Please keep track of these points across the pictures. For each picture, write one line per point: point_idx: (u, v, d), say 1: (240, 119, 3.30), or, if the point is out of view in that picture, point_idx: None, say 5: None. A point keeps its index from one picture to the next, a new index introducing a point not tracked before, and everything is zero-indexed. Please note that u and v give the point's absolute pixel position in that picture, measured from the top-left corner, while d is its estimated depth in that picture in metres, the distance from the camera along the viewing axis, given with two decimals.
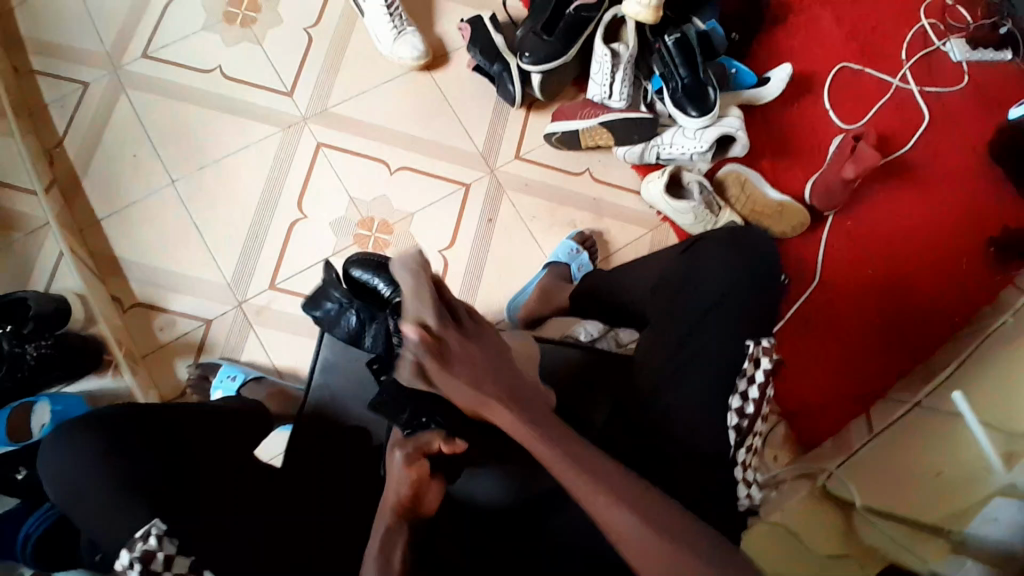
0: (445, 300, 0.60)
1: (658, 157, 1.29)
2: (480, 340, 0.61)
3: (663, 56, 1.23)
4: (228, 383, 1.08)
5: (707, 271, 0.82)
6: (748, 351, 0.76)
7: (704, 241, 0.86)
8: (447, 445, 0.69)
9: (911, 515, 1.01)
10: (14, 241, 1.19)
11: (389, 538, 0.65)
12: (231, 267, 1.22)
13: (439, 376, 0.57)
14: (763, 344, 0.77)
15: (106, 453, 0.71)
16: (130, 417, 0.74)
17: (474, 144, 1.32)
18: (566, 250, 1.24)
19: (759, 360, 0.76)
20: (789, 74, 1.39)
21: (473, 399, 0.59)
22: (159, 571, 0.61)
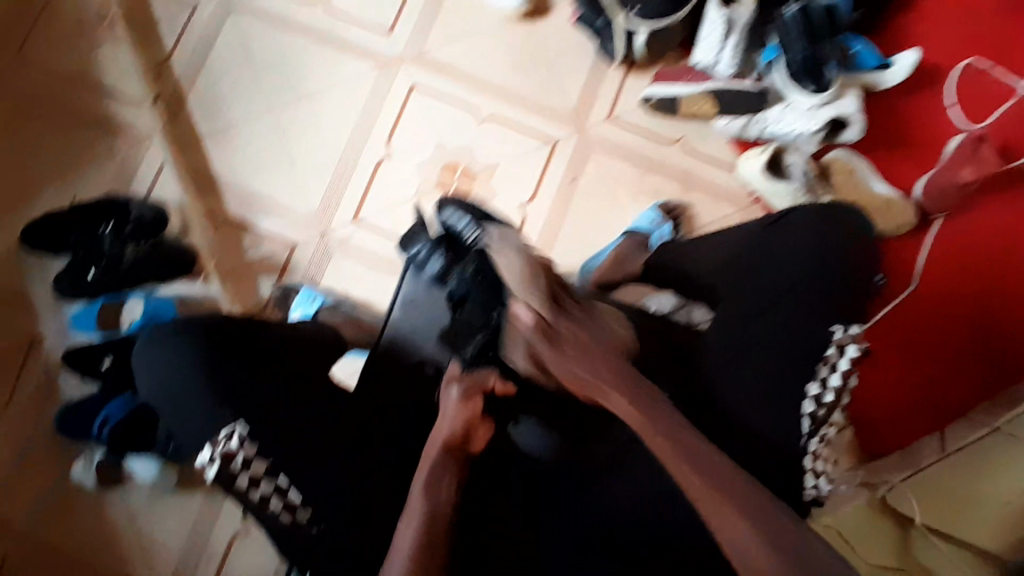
0: (553, 293, 0.72)
1: (761, 134, 1.21)
2: (585, 326, 0.71)
3: (782, 27, 1.15)
4: (308, 305, 1.13)
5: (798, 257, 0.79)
6: (834, 337, 0.78)
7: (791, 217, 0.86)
8: (499, 385, 0.75)
9: (973, 540, 1.03)
10: (119, 148, 1.26)
11: (439, 470, 0.70)
12: (318, 197, 1.25)
13: (553, 361, 0.68)
14: (850, 332, 0.79)
15: (197, 358, 0.75)
16: (220, 322, 0.78)
17: (567, 100, 1.28)
18: (649, 220, 1.21)
19: (844, 348, 0.78)
20: (915, 60, 1.25)
21: (584, 380, 0.68)
22: (239, 469, 0.69)
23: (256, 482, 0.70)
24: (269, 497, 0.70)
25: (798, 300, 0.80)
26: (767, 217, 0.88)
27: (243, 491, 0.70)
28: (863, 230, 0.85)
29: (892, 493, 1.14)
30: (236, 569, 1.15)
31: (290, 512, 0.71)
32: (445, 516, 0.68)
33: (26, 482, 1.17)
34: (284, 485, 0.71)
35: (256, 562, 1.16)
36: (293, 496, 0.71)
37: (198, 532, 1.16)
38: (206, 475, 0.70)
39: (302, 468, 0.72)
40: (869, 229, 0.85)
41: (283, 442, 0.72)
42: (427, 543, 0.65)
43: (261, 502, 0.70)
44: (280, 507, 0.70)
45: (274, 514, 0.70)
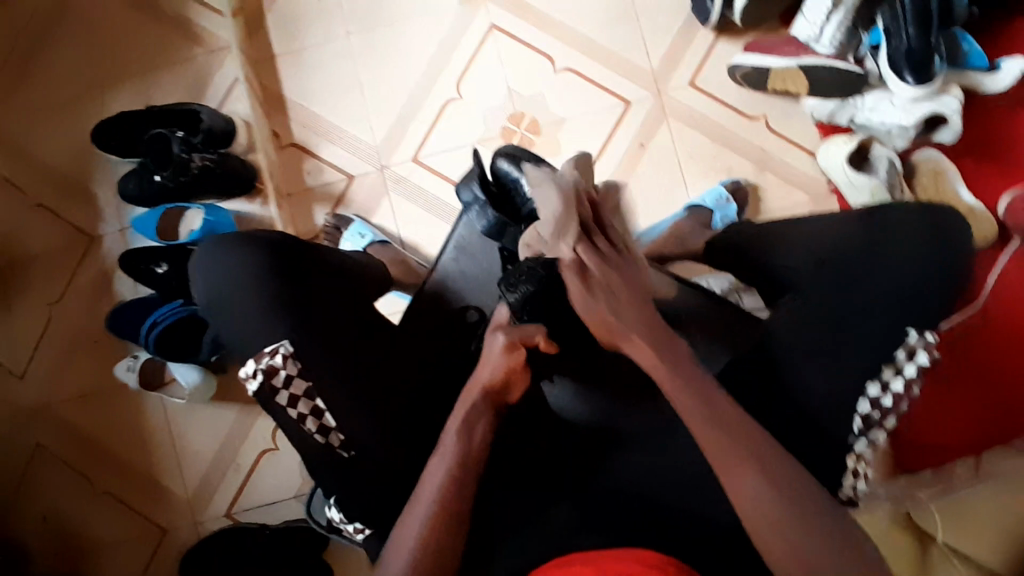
0: (588, 225, 0.62)
1: (850, 121, 1.15)
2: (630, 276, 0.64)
3: (894, 9, 1.04)
4: (358, 239, 1.13)
5: None
6: (908, 340, 0.75)
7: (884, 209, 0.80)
8: (545, 342, 0.71)
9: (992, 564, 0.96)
10: (196, 55, 1.26)
11: (473, 416, 0.69)
12: (383, 131, 1.23)
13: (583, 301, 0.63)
14: (927, 339, 0.75)
15: (262, 272, 0.75)
16: (290, 242, 0.78)
17: (650, 62, 1.23)
18: (715, 198, 1.16)
19: (915, 354, 0.75)
20: None
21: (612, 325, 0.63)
22: (279, 386, 0.69)
23: (294, 401, 0.70)
24: (305, 415, 0.70)
25: (872, 293, 0.76)
26: (856, 211, 0.81)
27: (281, 409, 0.69)
28: (956, 239, 0.78)
29: (919, 511, 1.08)
30: (259, 486, 1.19)
31: (324, 434, 0.70)
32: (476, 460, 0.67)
33: (77, 371, 1.22)
34: (321, 407, 0.71)
35: (278, 482, 1.19)
36: (328, 420, 0.70)
37: (228, 445, 1.19)
38: (249, 389, 0.71)
39: (345, 393, 0.72)
40: (963, 241, 0.78)
41: (330, 366, 0.72)
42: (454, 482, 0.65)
43: (298, 421, 0.70)
44: (315, 428, 0.70)
45: (309, 434, 0.70)
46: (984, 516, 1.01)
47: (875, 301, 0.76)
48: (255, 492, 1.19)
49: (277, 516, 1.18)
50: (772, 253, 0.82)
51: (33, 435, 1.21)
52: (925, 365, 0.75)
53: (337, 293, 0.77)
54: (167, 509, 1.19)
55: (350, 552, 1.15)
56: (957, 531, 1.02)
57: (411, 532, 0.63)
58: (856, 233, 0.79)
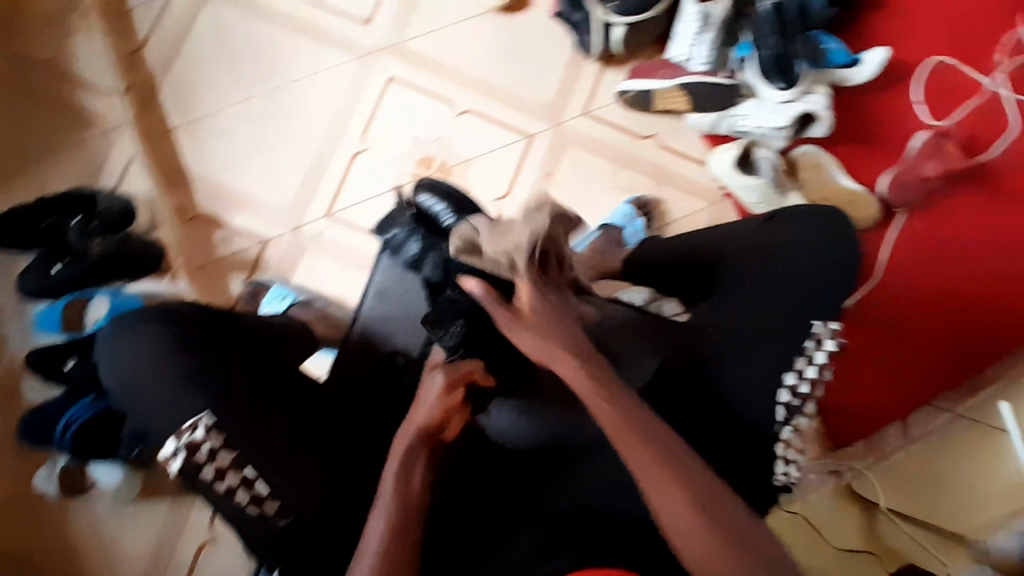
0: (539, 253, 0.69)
1: (731, 129, 1.23)
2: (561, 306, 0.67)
3: (756, 22, 1.17)
4: (277, 302, 1.11)
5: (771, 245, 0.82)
6: (813, 330, 0.78)
7: (781, 217, 0.85)
8: (482, 376, 0.71)
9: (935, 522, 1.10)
10: (88, 138, 1.22)
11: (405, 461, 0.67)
12: (293, 191, 1.23)
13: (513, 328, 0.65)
14: (829, 326, 0.78)
15: (172, 348, 0.73)
16: (195, 315, 0.76)
17: (544, 96, 1.29)
18: (622, 215, 1.22)
19: (822, 341, 0.78)
20: (886, 57, 1.27)
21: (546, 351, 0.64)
22: (204, 460, 0.67)
23: (221, 473, 0.68)
24: (236, 487, 0.68)
25: (768, 287, 0.81)
26: (758, 219, 0.86)
27: (208, 483, 0.68)
28: (841, 231, 0.83)
29: (857, 479, 1.17)
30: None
31: (257, 505, 0.69)
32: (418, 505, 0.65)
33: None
34: (251, 476, 0.69)
35: (225, 569, 1.12)
36: (260, 488, 0.69)
37: (165, 541, 1.13)
38: (171, 468, 0.68)
39: (274, 461, 0.70)
40: (845, 230, 0.84)
41: (255, 436, 0.70)
42: (396, 537, 0.62)
43: (227, 494, 0.68)
44: (247, 498, 0.69)
45: (241, 506, 0.69)
46: (921, 478, 1.15)
47: (775, 294, 0.81)
48: None
49: None
50: (682, 263, 0.87)
51: None
52: (833, 352, 0.78)
53: (255, 358, 0.76)
54: None
55: None
56: (895, 493, 1.14)
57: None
58: (745, 236, 0.85)
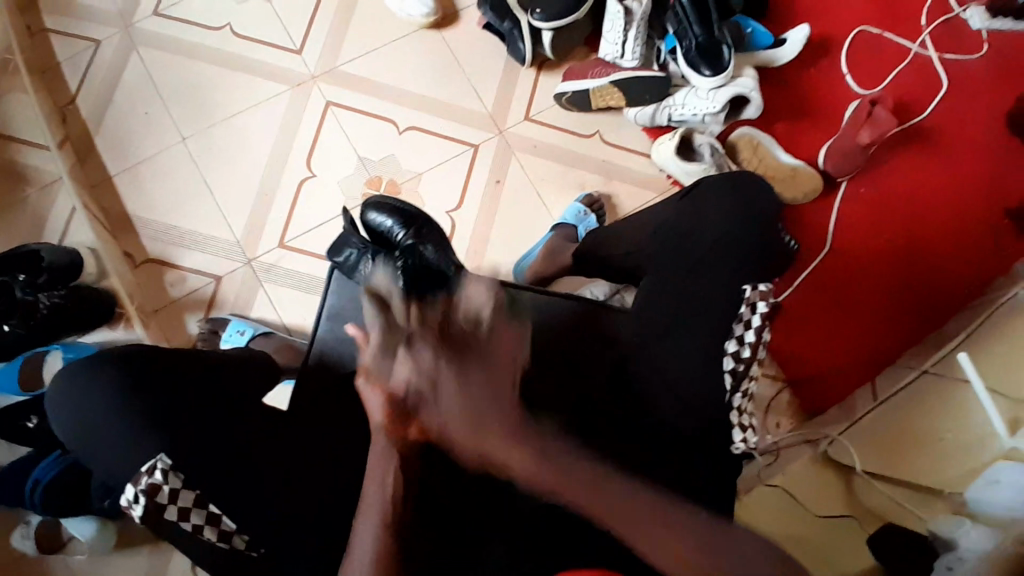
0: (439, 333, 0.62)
1: (669, 119, 1.27)
2: (477, 366, 0.61)
3: (677, 14, 1.20)
4: (237, 337, 1.11)
5: (705, 222, 0.84)
6: (745, 295, 0.80)
7: (702, 187, 0.87)
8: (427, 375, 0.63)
9: (912, 478, 1.05)
10: (28, 196, 1.20)
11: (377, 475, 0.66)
12: (242, 225, 1.23)
13: (440, 416, 0.60)
14: (760, 288, 0.80)
15: (116, 394, 0.71)
16: (138, 353, 0.75)
17: (484, 105, 1.30)
18: (574, 212, 1.23)
19: (755, 305, 0.80)
20: (807, 35, 1.35)
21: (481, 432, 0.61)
22: (165, 502, 0.66)
23: (185, 514, 0.67)
24: (201, 526, 0.67)
25: (715, 267, 0.82)
26: (678, 193, 0.89)
27: (174, 525, 0.67)
28: (770, 204, 0.86)
29: (834, 447, 1.16)
30: None
31: (227, 540, 0.68)
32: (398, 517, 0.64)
33: None
34: (215, 513, 0.68)
35: None
36: (226, 524, 0.68)
37: None
38: (134, 516, 0.67)
39: (240, 496, 0.70)
40: (774, 201, 0.86)
41: (216, 472, 0.70)
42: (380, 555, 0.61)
43: (193, 533, 0.67)
44: (216, 535, 0.68)
45: (211, 543, 0.68)
46: (890, 441, 1.12)
47: (720, 270, 0.82)
48: None
49: None
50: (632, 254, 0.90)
51: None
52: (766, 314, 0.80)
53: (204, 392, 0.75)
54: None
55: None
56: (870, 456, 1.11)
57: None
58: (679, 219, 0.86)
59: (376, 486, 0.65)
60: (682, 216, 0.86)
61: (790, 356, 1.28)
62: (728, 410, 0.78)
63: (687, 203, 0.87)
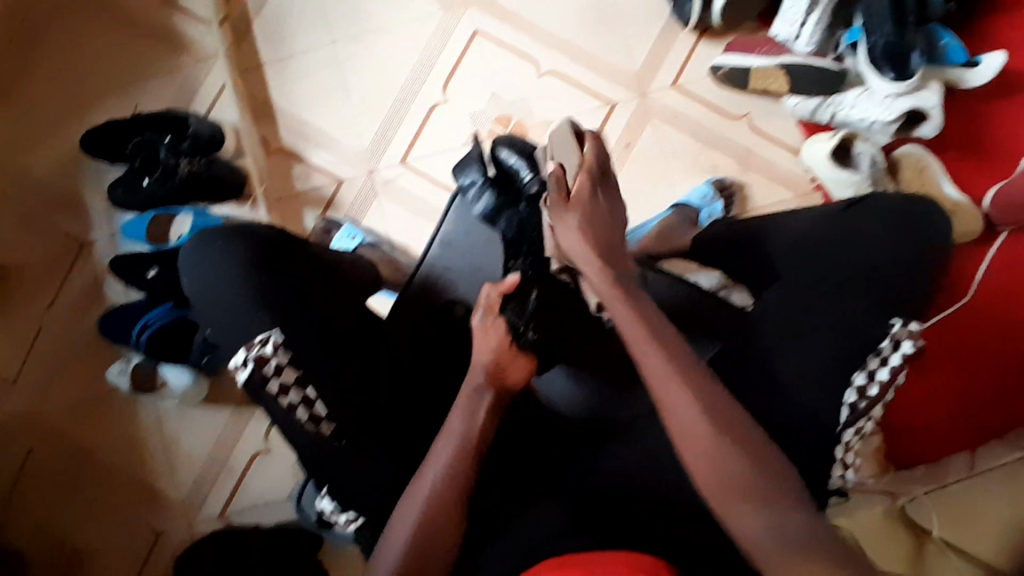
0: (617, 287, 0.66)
1: (831, 118, 1.15)
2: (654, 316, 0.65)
3: (870, 6, 1.08)
4: (348, 241, 1.14)
5: (863, 238, 0.75)
6: (892, 330, 0.71)
7: (864, 203, 0.77)
8: (517, 367, 0.68)
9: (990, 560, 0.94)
10: (183, 65, 1.26)
11: (475, 398, 0.67)
12: (370, 135, 1.24)
13: (556, 214, 0.68)
14: (911, 327, 0.71)
15: (243, 265, 0.75)
16: (276, 237, 0.79)
17: (632, 63, 1.24)
18: (701, 195, 1.16)
19: (900, 343, 0.71)
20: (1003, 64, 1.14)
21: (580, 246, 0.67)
22: (271, 374, 0.69)
23: (285, 389, 0.70)
24: (297, 404, 0.69)
25: (856, 290, 0.73)
26: (836, 202, 0.79)
27: (273, 397, 0.69)
28: (933, 230, 0.75)
29: (914, 505, 1.05)
30: (252, 489, 1.14)
31: (315, 424, 0.70)
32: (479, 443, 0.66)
33: (63, 380, 1.17)
34: (312, 396, 0.71)
35: (271, 482, 1.14)
36: (319, 409, 0.70)
37: (219, 448, 1.15)
38: (239, 379, 0.70)
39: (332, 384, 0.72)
40: (940, 228, 0.76)
41: (315, 356, 0.72)
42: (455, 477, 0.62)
43: (288, 410, 0.70)
44: (306, 417, 0.70)
45: (300, 423, 0.70)
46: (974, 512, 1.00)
47: (861, 286, 0.73)
48: (248, 495, 1.14)
49: (271, 516, 1.12)
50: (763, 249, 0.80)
51: (27, 441, 1.16)
52: (910, 355, 0.71)
53: (313, 283, 0.77)
54: (161, 514, 1.14)
55: (345, 564, 1.11)
56: (948, 525, 1.01)
57: (405, 530, 0.63)
58: (832, 223, 0.77)
59: (460, 421, 0.66)
60: (833, 228, 0.76)
61: (898, 398, 1.16)
62: (834, 436, 0.71)
63: (845, 216, 0.77)
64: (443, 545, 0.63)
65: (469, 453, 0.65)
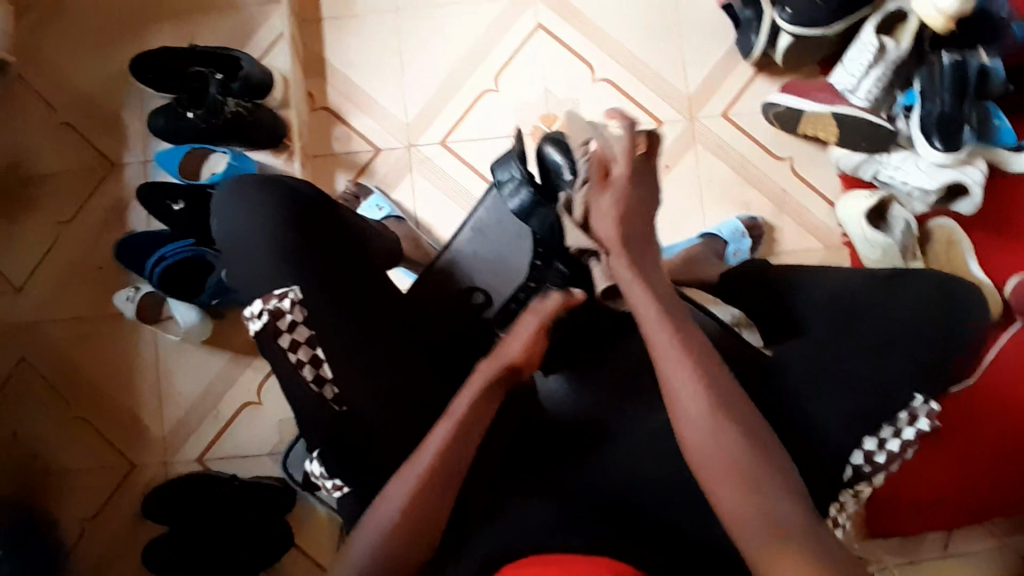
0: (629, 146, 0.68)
1: (874, 176, 1.17)
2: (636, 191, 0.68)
3: (931, 72, 1.06)
4: (375, 211, 1.16)
5: (902, 304, 0.76)
6: (912, 404, 0.72)
7: (912, 274, 0.78)
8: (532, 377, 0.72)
9: None
10: (244, 6, 1.25)
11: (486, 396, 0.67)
12: (415, 110, 1.24)
13: (593, 199, 0.68)
14: (931, 406, 0.72)
15: (277, 218, 0.75)
16: (316, 200, 0.79)
17: (687, 86, 1.24)
18: (731, 229, 1.16)
19: (917, 419, 0.72)
20: None
21: (616, 235, 0.67)
22: (284, 330, 0.70)
23: (295, 346, 0.71)
24: (303, 363, 0.70)
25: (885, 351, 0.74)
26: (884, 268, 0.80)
27: (282, 352, 0.70)
28: (972, 313, 0.75)
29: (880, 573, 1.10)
30: (236, 437, 1.14)
31: (319, 385, 0.71)
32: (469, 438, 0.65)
33: (70, 294, 1.17)
34: (320, 356, 0.71)
35: (256, 433, 1.14)
36: (325, 370, 0.71)
37: (212, 389, 1.15)
38: (252, 328, 0.72)
39: (346, 349, 0.72)
40: (972, 312, 0.75)
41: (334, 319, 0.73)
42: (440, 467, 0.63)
43: (295, 367, 0.71)
44: (312, 376, 0.71)
45: (305, 382, 0.71)
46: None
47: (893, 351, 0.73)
48: (231, 441, 1.14)
49: (247, 468, 1.13)
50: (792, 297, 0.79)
51: (18, 348, 1.16)
52: (924, 432, 0.72)
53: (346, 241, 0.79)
54: (140, 446, 1.14)
55: (313, 523, 1.11)
56: None
57: (394, 505, 0.62)
58: (867, 291, 0.77)
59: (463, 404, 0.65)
60: (885, 292, 0.77)
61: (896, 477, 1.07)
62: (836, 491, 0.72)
63: (892, 283, 0.77)
64: (424, 516, 0.61)
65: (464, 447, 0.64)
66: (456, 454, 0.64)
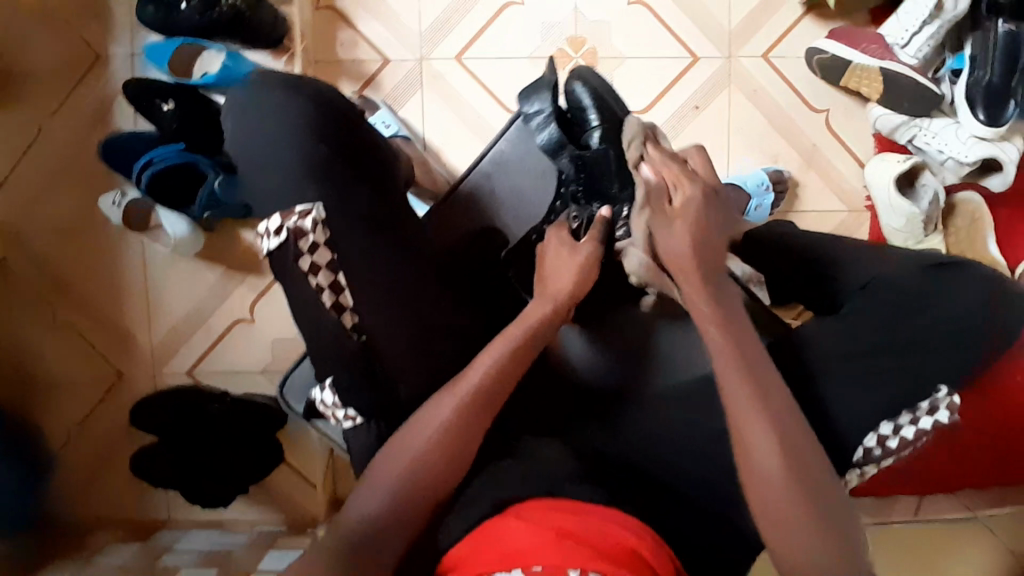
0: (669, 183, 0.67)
1: (909, 141, 1.09)
2: (703, 210, 0.65)
3: (985, 38, 1.00)
4: (381, 129, 1.07)
5: (959, 287, 0.69)
6: (937, 394, 0.67)
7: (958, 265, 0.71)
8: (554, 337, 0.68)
9: None
10: None
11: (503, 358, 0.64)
12: (430, 18, 1.13)
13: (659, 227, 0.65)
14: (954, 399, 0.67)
15: (301, 125, 0.66)
16: (345, 108, 0.70)
17: (728, 19, 1.13)
18: (757, 182, 1.09)
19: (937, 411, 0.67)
20: None
21: (693, 270, 0.62)
22: (305, 251, 0.63)
23: (315, 270, 0.64)
24: (323, 289, 0.64)
25: (915, 337, 0.68)
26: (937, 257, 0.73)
27: (302, 275, 0.63)
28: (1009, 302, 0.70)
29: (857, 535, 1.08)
30: (229, 353, 1.12)
31: (339, 311, 0.65)
32: (481, 399, 0.62)
33: (52, 195, 1.10)
34: (341, 283, 0.65)
35: (249, 351, 1.12)
36: (345, 299, 0.65)
37: (204, 305, 1.11)
38: (265, 248, 0.64)
39: (359, 282, 0.66)
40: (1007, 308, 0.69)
41: (350, 250, 0.66)
42: (451, 428, 0.60)
43: (314, 295, 0.64)
44: (331, 302, 0.64)
45: (323, 308, 0.64)
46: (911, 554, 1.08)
47: (929, 345, 0.68)
48: (224, 357, 1.12)
49: (240, 385, 1.13)
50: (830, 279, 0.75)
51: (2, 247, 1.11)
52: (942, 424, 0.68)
53: (377, 162, 0.71)
54: (130, 356, 1.12)
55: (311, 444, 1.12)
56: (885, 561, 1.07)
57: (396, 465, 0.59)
58: (908, 275, 0.71)
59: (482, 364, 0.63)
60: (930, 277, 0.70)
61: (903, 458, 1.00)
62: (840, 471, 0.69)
63: (938, 273, 0.70)
64: (428, 489, 0.59)
65: (472, 405, 0.62)
66: (469, 420, 0.61)
